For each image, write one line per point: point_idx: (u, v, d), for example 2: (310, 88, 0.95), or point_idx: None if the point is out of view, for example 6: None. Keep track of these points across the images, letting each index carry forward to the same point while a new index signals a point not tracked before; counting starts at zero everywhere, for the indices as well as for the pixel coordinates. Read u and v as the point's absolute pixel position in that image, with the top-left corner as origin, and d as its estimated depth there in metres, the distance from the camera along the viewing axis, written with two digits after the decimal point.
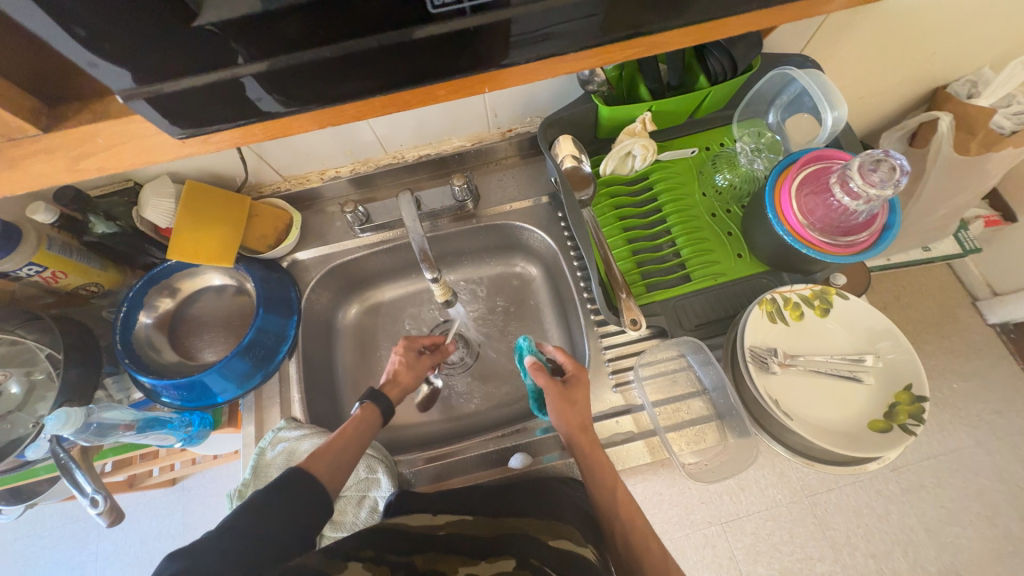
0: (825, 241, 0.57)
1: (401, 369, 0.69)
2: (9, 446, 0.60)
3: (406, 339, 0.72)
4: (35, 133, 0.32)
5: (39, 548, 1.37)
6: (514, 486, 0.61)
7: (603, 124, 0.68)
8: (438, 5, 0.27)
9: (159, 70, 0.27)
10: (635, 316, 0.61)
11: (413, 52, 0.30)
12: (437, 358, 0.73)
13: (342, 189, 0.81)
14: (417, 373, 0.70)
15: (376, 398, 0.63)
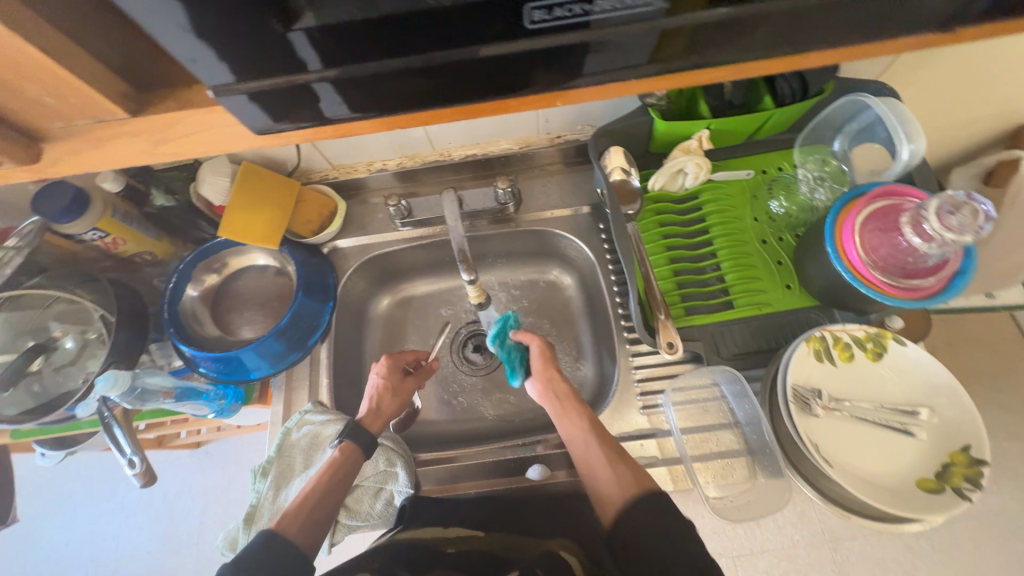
0: (889, 283, 0.53)
1: (384, 394, 0.66)
2: (60, 398, 0.64)
3: (390, 358, 0.69)
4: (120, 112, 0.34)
5: (72, 492, 1.46)
6: (527, 504, 0.61)
7: (657, 137, 0.66)
8: (536, 22, 0.28)
9: (252, 64, 0.28)
10: (672, 339, 0.59)
11: (501, 65, 0.30)
12: (422, 379, 0.71)
13: (387, 182, 0.82)
14: (401, 397, 0.67)
15: (355, 435, 0.60)
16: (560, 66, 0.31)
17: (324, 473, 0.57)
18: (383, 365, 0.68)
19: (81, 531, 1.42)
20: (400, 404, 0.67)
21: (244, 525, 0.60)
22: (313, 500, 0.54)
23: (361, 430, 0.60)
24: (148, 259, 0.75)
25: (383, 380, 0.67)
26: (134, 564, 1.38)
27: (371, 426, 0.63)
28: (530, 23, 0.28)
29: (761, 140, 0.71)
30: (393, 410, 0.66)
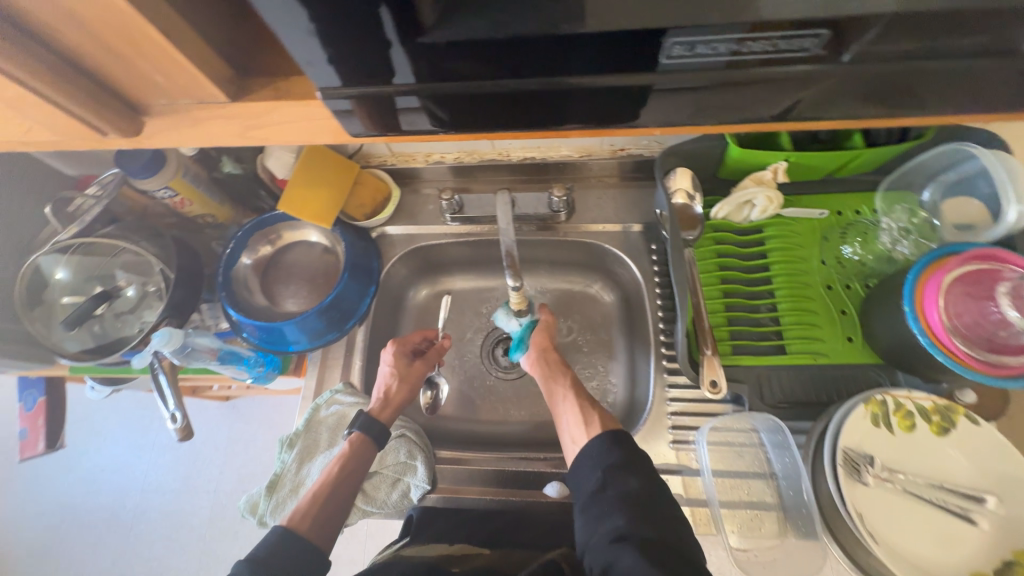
0: (970, 354, 0.48)
1: (393, 385, 0.66)
2: (117, 343, 0.68)
3: (398, 342, 0.70)
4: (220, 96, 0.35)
5: (112, 423, 1.58)
6: (528, 528, 0.61)
7: (728, 163, 0.63)
8: (672, 58, 0.32)
9: None
10: (716, 378, 0.57)
11: (616, 90, 0.34)
12: (431, 362, 0.70)
13: (442, 174, 0.82)
14: (411, 381, 0.68)
15: (367, 429, 0.61)
16: (618, 102, 0.35)
17: (333, 467, 0.59)
18: (391, 352, 0.69)
19: (115, 461, 1.54)
20: (410, 388, 0.67)
21: (267, 491, 0.62)
22: (319, 502, 0.56)
23: (372, 421, 0.62)
24: (211, 222, 0.78)
25: (392, 366, 0.68)
26: (157, 499, 1.48)
27: (380, 415, 0.64)
28: (666, 57, 0.32)
29: (841, 179, 0.66)
30: (403, 395, 0.66)
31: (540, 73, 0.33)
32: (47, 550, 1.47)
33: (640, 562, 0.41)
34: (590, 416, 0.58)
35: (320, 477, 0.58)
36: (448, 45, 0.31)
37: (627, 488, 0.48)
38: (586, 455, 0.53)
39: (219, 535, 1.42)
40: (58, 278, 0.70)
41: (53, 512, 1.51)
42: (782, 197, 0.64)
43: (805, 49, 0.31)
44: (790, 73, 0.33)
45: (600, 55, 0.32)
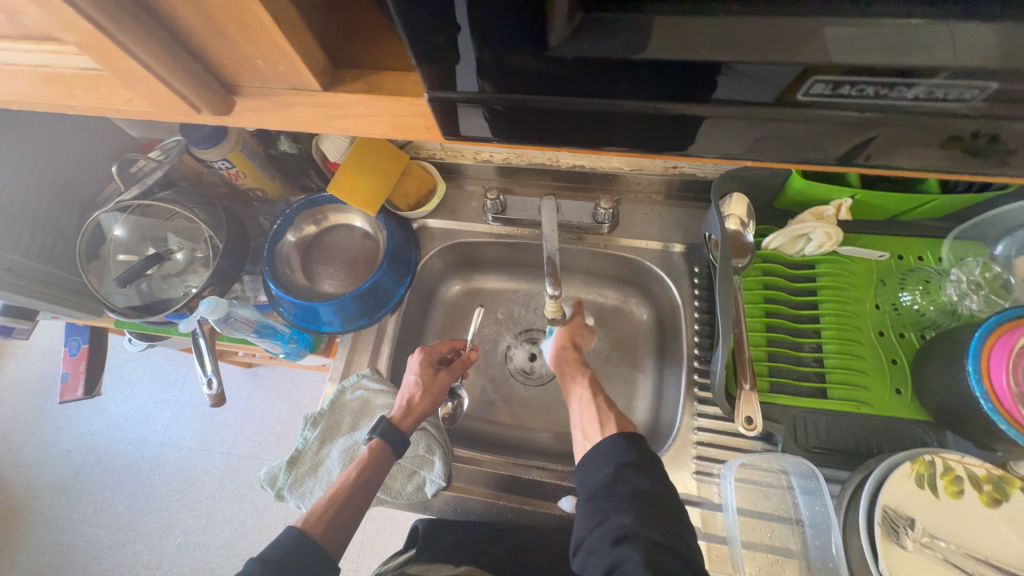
0: None
1: (417, 397, 0.66)
2: (161, 304, 0.70)
3: (426, 350, 0.70)
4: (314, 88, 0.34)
5: (141, 374, 1.66)
6: (533, 550, 0.62)
7: (789, 193, 0.62)
8: (811, 95, 0.28)
9: (443, 51, 0.28)
10: (752, 414, 0.54)
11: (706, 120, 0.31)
12: (455, 375, 0.70)
13: (488, 173, 0.82)
14: (434, 392, 0.67)
15: (387, 436, 0.62)
16: (675, 127, 0.32)
17: (351, 472, 0.60)
18: (417, 360, 0.69)
19: (140, 411, 1.61)
20: (432, 400, 0.67)
21: (287, 466, 0.63)
22: (337, 504, 0.57)
23: (391, 429, 0.62)
24: (260, 196, 0.81)
25: (417, 376, 0.67)
26: (174, 453, 1.55)
27: (401, 423, 0.63)
28: (804, 94, 0.28)
29: (906, 222, 0.63)
30: (425, 407, 0.66)
31: (598, 93, 0.29)
32: (68, 487, 1.55)
33: (646, 567, 0.41)
34: (607, 417, 0.58)
35: (339, 480, 0.60)
36: (536, 62, 0.28)
37: (637, 489, 0.47)
38: (596, 451, 0.52)
39: (228, 496, 1.47)
40: (115, 235, 0.73)
41: (77, 451, 1.59)
42: (842, 234, 0.60)
43: (952, 99, 0.26)
44: (893, 120, 0.29)
45: (662, 81, 0.28)
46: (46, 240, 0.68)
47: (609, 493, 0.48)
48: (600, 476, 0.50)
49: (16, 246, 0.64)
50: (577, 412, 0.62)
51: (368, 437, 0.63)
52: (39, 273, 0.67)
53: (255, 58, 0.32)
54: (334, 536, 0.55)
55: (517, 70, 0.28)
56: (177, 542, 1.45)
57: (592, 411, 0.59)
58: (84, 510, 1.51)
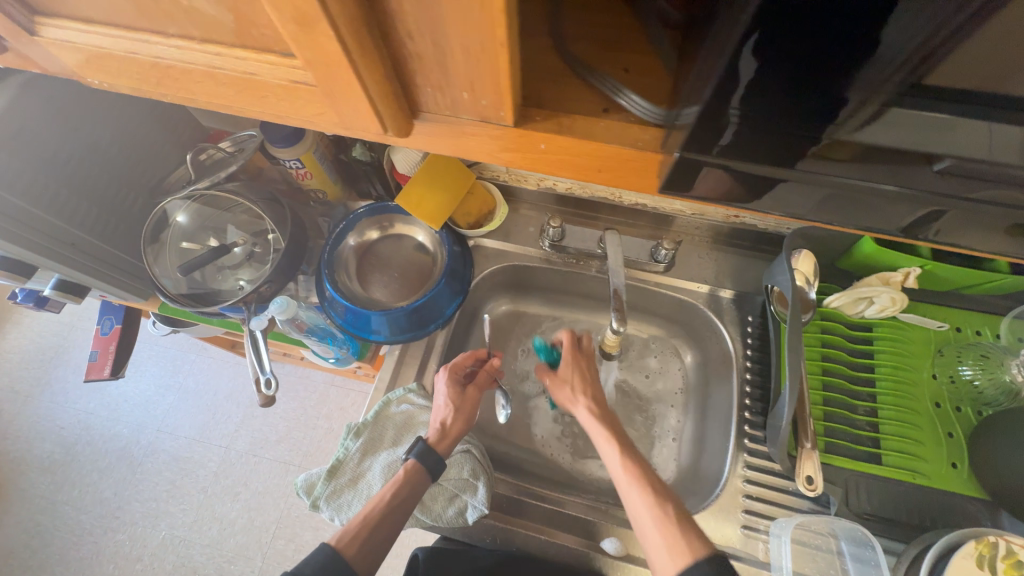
0: None
1: (450, 418, 0.64)
2: (216, 297, 0.70)
3: (450, 368, 0.67)
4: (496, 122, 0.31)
5: (147, 357, 1.63)
6: None
7: (855, 255, 0.63)
8: None
9: None
10: (814, 476, 0.55)
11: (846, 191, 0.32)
12: (482, 391, 0.68)
13: (547, 199, 0.83)
14: (466, 411, 0.65)
15: (424, 456, 0.60)
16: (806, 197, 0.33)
17: (386, 492, 0.58)
18: (444, 379, 0.67)
19: (141, 394, 1.58)
20: (466, 419, 0.65)
21: (326, 475, 0.62)
22: (369, 525, 0.55)
23: (429, 451, 0.61)
24: (320, 197, 0.81)
25: (447, 397, 0.65)
26: (170, 442, 1.51)
27: (439, 445, 0.62)
28: None
29: (967, 296, 0.64)
30: (459, 427, 0.64)
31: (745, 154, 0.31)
32: (56, 466, 1.50)
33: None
34: (667, 503, 0.53)
35: (374, 499, 0.58)
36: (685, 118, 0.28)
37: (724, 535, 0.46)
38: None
39: (221, 492, 1.43)
40: (177, 221, 0.73)
41: (71, 429, 1.54)
42: (907, 300, 0.61)
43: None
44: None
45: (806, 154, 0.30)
46: (113, 219, 0.68)
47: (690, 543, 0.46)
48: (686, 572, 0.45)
49: (84, 222, 0.64)
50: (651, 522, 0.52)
51: (405, 457, 0.62)
52: (103, 252, 0.67)
53: None
54: (366, 558, 0.53)
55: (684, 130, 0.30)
56: (162, 535, 1.40)
57: (648, 499, 0.53)
58: (69, 492, 1.46)
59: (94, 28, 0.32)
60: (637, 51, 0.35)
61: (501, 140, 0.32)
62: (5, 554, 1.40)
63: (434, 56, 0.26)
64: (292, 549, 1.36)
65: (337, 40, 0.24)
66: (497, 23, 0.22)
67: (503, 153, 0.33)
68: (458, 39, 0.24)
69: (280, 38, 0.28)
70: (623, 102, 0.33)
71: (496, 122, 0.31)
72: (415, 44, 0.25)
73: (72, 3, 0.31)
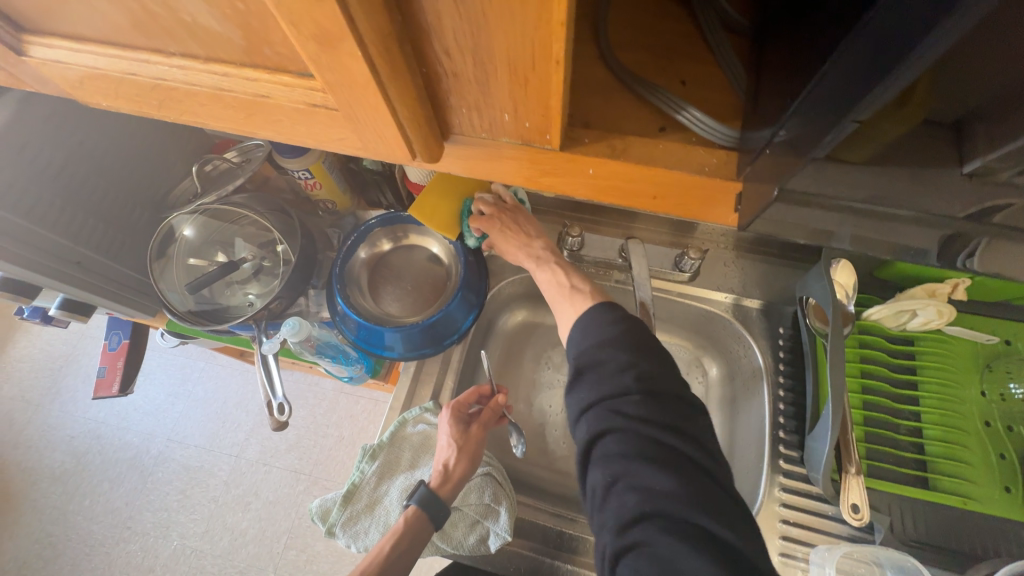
0: None
1: (454, 463, 0.61)
2: (226, 314, 0.68)
3: (452, 405, 0.63)
4: (539, 145, 0.28)
5: (156, 364, 1.62)
6: None
7: (897, 265, 0.60)
8: None
9: None
10: (859, 503, 0.52)
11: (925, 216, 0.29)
12: (486, 431, 0.64)
13: (565, 206, 0.80)
14: (469, 451, 0.62)
15: (426, 505, 0.58)
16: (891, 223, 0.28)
17: (386, 543, 0.58)
18: (447, 418, 0.62)
19: (150, 403, 1.57)
20: (469, 462, 0.61)
21: (342, 501, 0.60)
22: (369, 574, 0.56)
23: (431, 497, 0.59)
24: (328, 207, 0.78)
25: (450, 436, 0.61)
26: (180, 450, 1.50)
27: (440, 489, 0.60)
28: None
29: (1016, 307, 0.60)
30: (462, 470, 0.61)
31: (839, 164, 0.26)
32: (67, 475, 1.49)
33: (686, 544, 0.35)
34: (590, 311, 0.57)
35: (375, 548, 0.58)
36: None
37: (637, 372, 0.43)
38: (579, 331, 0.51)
39: (232, 502, 1.42)
40: (184, 235, 0.70)
41: (81, 438, 1.54)
42: (954, 313, 0.58)
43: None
44: None
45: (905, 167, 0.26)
46: (119, 237, 0.66)
47: (595, 375, 0.45)
48: (576, 333, 0.49)
49: (90, 240, 0.62)
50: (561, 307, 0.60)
51: (405, 503, 0.60)
52: (108, 270, 0.64)
53: None
54: None
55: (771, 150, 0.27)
56: (173, 546, 1.39)
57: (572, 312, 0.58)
58: (81, 501, 1.45)
59: (94, 47, 0.30)
60: (685, 62, 0.33)
61: (543, 165, 0.29)
62: (18, 564, 1.40)
63: (475, 77, 0.23)
64: (303, 559, 1.35)
65: (367, 62, 0.21)
66: (556, 35, 0.19)
67: (545, 178, 0.30)
68: (505, 57, 0.21)
69: (298, 57, 0.25)
70: (680, 118, 0.30)
71: (539, 145, 0.28)
72: (453, 63, 0.23)
73: (72, 20, 0.29)
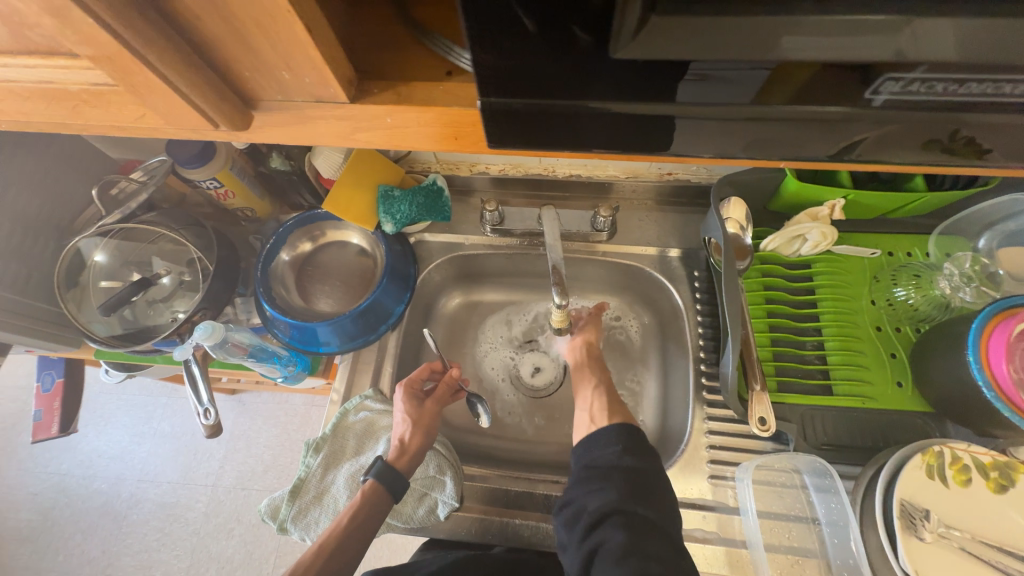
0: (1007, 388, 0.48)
1: (410, 437, 0.63)
2: (149, 333, 0.67)
3: (407, 382, 0.68)
4: (341, 102, 0.31)
5: (115, 407, 1.57)
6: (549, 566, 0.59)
7: (783, 195, 0.64)
8: (977, 99, 0.26)
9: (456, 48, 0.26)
10: (766, 415, 0.56)
11: (732, 127, 0.30)
12: (444, 401, 0.69)
13: (484, 185, 0.81)
14: (425, 425, 0.65)
15: (381, 476, 0.60)
16: (688, 132, 0.31)
17: (345, 515, 0.58)
18: (401, 396, 0.66)
19: (114, 446, 1.52)
20: (424, 433, 0.64)
21: (290, 496, 0.61)
22: (330, 548, 0.56)
23: (388, 470, 0.60)
24: (248, 215, 0.78)
25: (405, 411, 0.64)
26: (153, 489, 1.46)
27: (396, 463, 0.62)
28: (974, 95, 0.26)
29: (892, 221, 0.66)
30: (420, 442, 0.64)
31: (587, 94, 0.28)
32: (36, 533, 1.44)
33: (620, 531, 0.47)
34: (614, 407, 0.62)
35: (338, 520, 0.58)
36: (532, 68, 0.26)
37: (627, 451, 0.53)
38: (599, 435, 0.56)
39: (213, 531, 1.40)
40: (96, 261, 0.69)
41: (46, 493, 1.48)
42: (836, 233, 0.63)
43: (979, 94, 0.26)
44: (913, 112, 0.28)
45: (661, 83, 0.27)
46: (24, 270, 0.64)
47: (610, 474, 0.52)
48: (615, 433, 0.56)
49: None
50: (581, 398, 0.66)
51: (364, 479, 0.61)
52: (14, 305, 0.63)
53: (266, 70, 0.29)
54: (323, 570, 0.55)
55: (510, 74, 0.27)
56: None
57: (602, 402, 0.63)
58: (54, 557, 1.41)
59: None
60: None
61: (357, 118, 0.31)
62: None
63: (242, 39, 0.26)
64: None
65: None
66: None
67: (358, 134, 0.33)
68: None
69: (71, 38, 0.25)
70: (461, 63, 0.32)
71: (335, 100, 0.31)
72: None
73: None
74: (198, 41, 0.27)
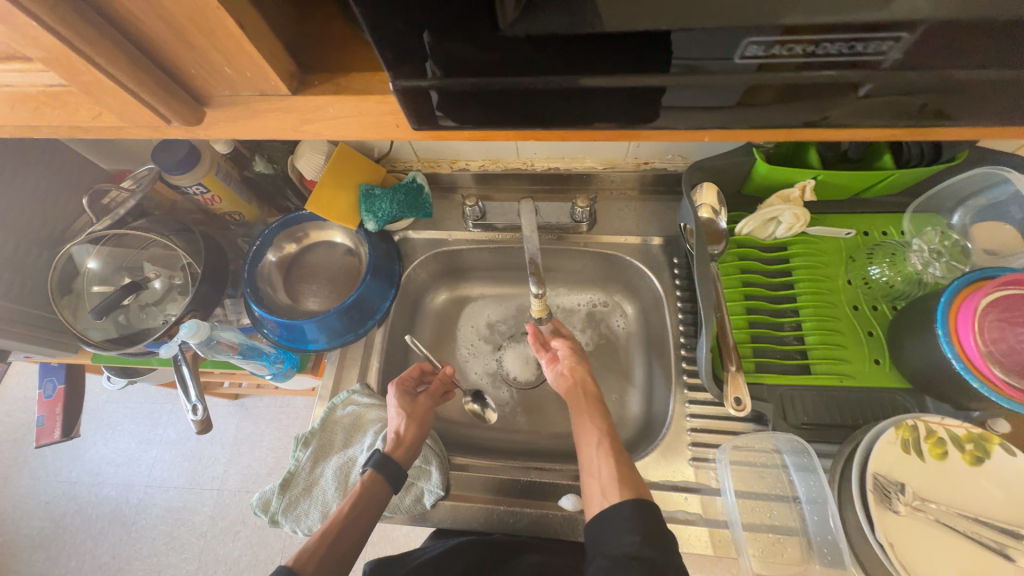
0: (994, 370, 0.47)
1: (405, 428, 0.64)
2: (140, 335, 0.69)
3: (398, 381, 0.69)
4: (284, 93, 0.33)
5: (122, 415, 1.60)
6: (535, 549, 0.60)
7: (755, 179, 0.64)
8: (895, 63, 0.27)
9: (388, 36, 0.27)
10: (741, 395, 0.57)
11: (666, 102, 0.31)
12: (438, 399, 0.70)
13: (466, 181, 0.83)
14: (418, 418, 0.66)
15: (380, 468, 0.61)
16: (624, 110, 0.32)
17: (344, 505, 0.59)
18: (393, 394, 0.68)
19: (122, 454, 1.55)
20: (420, 426, 0.65)
21: (279, 489, 0.62)
22: (333, 535, 0.56)
23: (386, 461, 0.61)
24: (237, 219, 0.80)
25: (398, 406, 0.66)
26: (160, 495, 1.48)
27: (395, 453, 0.62)
28: (892, 61, 0.27)
29: (866, 200, 0.66)
30: (414, 434, 0.65)
31: (502, 76, 0.29)
32: (48, 541, 1.47)
33: None
34: (623, 470, 0.57)
35: (334, 513, 0.59)
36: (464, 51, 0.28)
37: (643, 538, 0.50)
38: (612, 517, 0.52)
39: (219, 534, 1.42)
40: (89, 267, 0.71)
41: (57, 501, 1.51)
42: (809, 214, 0.63)
43: (894, 59, 0.27)
44: (838, 79, 0.28)
45: (575, 62, 0.29)
46: (19, 278, 0.67)
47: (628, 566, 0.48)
48: (629, 513, 0.51)
49: None
50: (586, 456, 0.60)
51: (363, 469, 0.63)
52: (12, 312, 0.65)
53: (219, 66, 0.31)
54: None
55: (435, 58, 0.28)
56: None
57: (609, 464, 0.57)
58: (66, 563, 1.44)
59: None
60: None
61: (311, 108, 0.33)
62: None
63: (183, 36, 0.28)
64: None
65: None
66: None
67: (307, 126, 0.35)
68: None
69: (35, 42, 0.27)
70: None
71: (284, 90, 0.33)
72: None
73: None
74: (156, 41, 0.29)
